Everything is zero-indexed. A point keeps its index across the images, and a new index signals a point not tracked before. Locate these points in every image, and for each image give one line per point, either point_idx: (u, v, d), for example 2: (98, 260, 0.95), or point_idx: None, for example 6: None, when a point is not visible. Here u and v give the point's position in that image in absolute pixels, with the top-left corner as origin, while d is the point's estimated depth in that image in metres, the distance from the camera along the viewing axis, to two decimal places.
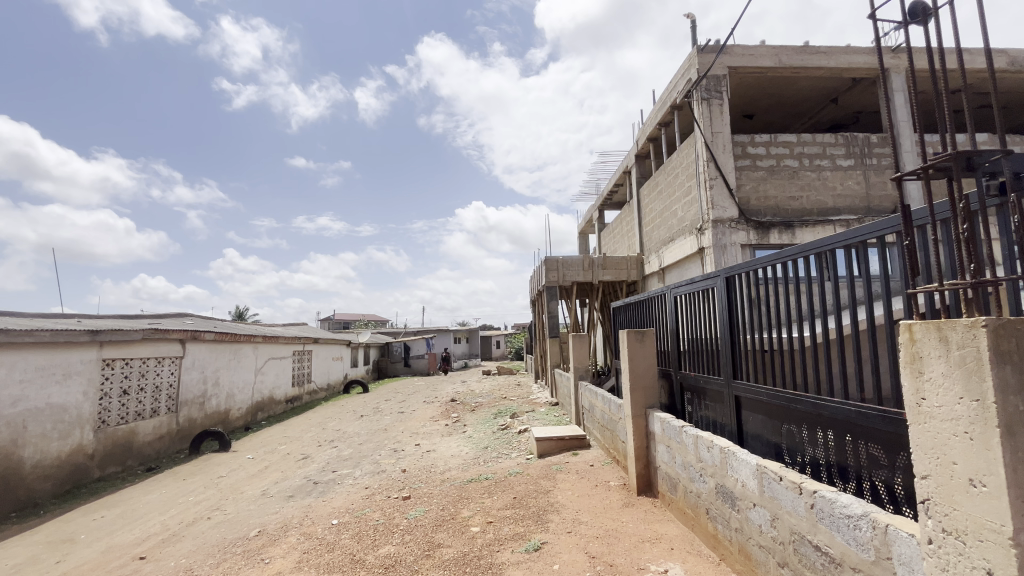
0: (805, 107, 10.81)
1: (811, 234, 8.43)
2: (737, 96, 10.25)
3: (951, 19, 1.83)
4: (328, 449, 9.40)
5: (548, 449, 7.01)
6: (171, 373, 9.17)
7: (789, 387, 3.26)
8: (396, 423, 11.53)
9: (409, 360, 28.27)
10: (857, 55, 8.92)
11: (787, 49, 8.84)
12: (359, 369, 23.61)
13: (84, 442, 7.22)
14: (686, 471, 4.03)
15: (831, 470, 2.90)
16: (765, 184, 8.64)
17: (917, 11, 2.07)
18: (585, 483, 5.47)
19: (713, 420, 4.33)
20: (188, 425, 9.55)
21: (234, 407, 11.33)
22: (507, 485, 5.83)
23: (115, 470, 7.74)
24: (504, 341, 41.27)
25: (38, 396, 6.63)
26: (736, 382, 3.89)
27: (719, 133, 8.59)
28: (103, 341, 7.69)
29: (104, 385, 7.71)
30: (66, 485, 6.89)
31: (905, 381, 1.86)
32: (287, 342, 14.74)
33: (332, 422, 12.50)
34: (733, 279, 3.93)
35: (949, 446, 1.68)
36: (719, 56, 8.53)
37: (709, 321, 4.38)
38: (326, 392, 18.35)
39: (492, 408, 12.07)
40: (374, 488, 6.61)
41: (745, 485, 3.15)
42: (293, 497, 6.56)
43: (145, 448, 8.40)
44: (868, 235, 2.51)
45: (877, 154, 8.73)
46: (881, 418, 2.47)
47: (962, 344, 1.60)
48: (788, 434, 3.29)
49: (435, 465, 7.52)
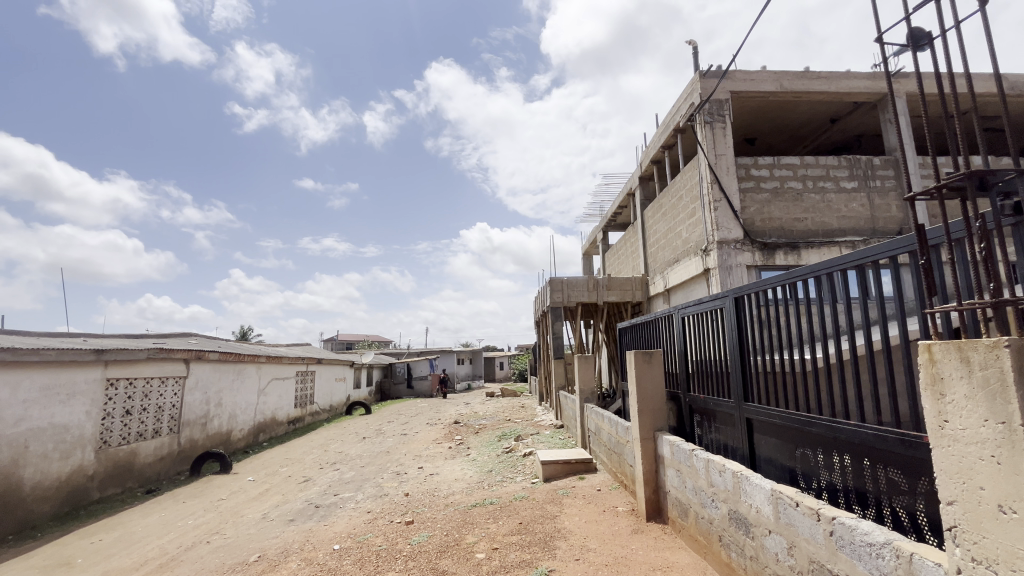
0: (806, 130, 10.93)
1: (817, 256, 8.42)
2: (739, 120, 10.39)
3: (957, 40, 1.86)
4: (330, 471, 9.28)
5: (554, 473, 6.86)
6: (174, 393, 9.13)
7: (803, 409, 3.20)
8: (398, 446, 11.40)
9: (412, 381, 28.16)
10: (857, 80, 9.04)
11: (788, 74, 8.99)
12: (362, 390, 23.46)
13: (84, 462, 7.16)
14: (697, 496, 3.93)
15: (849, 496, 2.83)
16: (770, 206, 8.67)
17: (917, 35, 2.13)
18: (593, 509, 5.34)
19: (724, 443, 4.24)
20: (190, 446, 9.46)
21: (236, 428, 11.23)
22: (512, 510, 5.71)
23: (115, 492, 7.64)
24: (506, 363, 41.00)
25: (41, 415, 6.60)
26: (747, 404, 3.82)
27: (723, 155, 8.67)
28: (108, 360, 7.69)
29: (108, 405, 7.69)
30: (65, 506, 6.80)
31: (926, 403, 1.83)
32: (290, 362, 14.69)
33: (334, 443, 12.36)
34: (743, 299, 3.88)
35: (975, 471, 1.63)
36: (720, 81, 8.68)
37: (718, 342, 4.32)
38: (328, 413, 18.19)
39: (496, 431, 11.93)
40: (376, 512, 6.49)
41: (759, 510, 3.06)
42: (293, 521, 6.44)
43: (146, 470, 8.30)
44: (880, 255, 2.47)
45: (880, 176, 8.77)
46: (899, 441, 2.41)
47: (984, 365, 1.58)
48: (803, 458, 3.21)
49: (438, 488, 7.39)
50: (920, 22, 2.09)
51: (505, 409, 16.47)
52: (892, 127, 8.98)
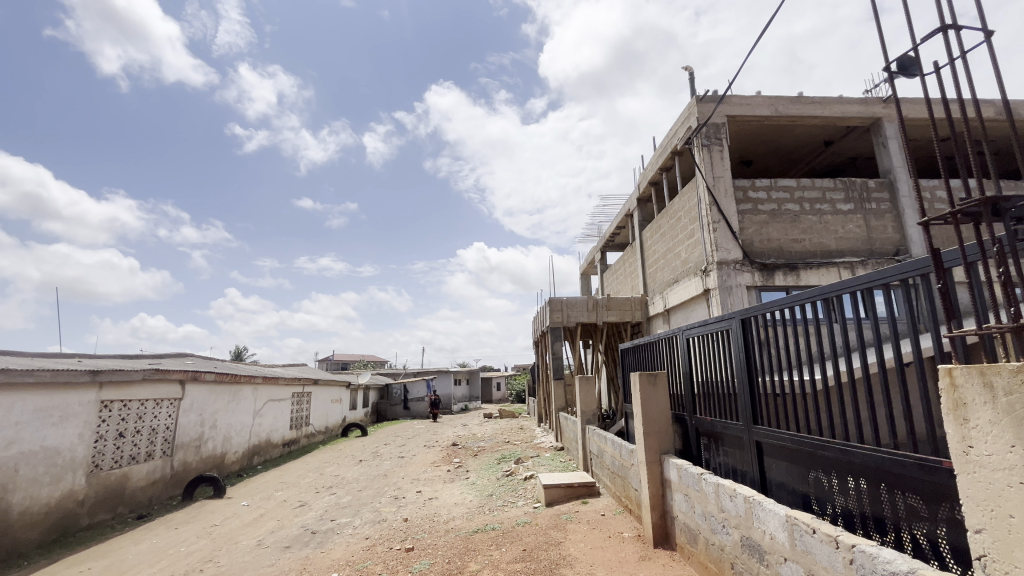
0: (801, 152, 11.11)
1: (815, 277, 8.48)
2: (735, 143, 10.56)
3: (960, 71, 1.96)
4: (327, 496, 9.07)
5: (555, 497, 6.73)
6: (168, 415, 8.96)
7: (814, 433, 3.15)
8: (396, 469, 11.18)
9: (408, 402, 27.83)
10: (851, 104, 9.23)
11: (782, 99, 9.18)
12: (358, 412, 23.11)
13: (75, 487, 6.98)
14: (707, 522, 3.85)
15: (866, 521, 2.78)
16: (767, 228, 8.75)
17: (905, 63, 2.24)
18: (598, 535, 5.23)
19: (733, 467, 4.19)
20: (182, 470, 9.24)
21: (230, 451, 11.00)
22: (516, 536, 5.58)
23: (105, 517, 7.42)
24: (504, 383, 40.74)
25: (33, 438, 6.46)
26: (757, 427, 3.77)
27: (721, 178, 8.78)
28: (103, 382, 7.58)
29: (100, 428, 7.53)
30: (53, 533, 6.60)
31: (948, 428, 1.81)
32: (286, 383, 14.51)
33: (330, 466, 12.12)
34: (750, 320, 3.87)
35: (1004, 498, 1.60)
36: (718, 105, 8.84)
37: (725, 364, 4.29)
38: (323, 435, 17.86)
39: (496, 453, 11.73)
40: (375, 538, 6.32)
41: (773, 537, 3.00)
42: (289, 549, 6.26)
43: (137, 494, 8.08)
44: (891, 277, 2.45)
45: (876, 199, 8.90)
46: (917, 466, 2.37)
47: (1010, 390, 1.57)
48: (816, 483, 3.17)
49: (438, 513, 7.23)
50: (906, 52, 2.20)
51: (503, 431, 16.27)
52: (885, 150, 9.16)
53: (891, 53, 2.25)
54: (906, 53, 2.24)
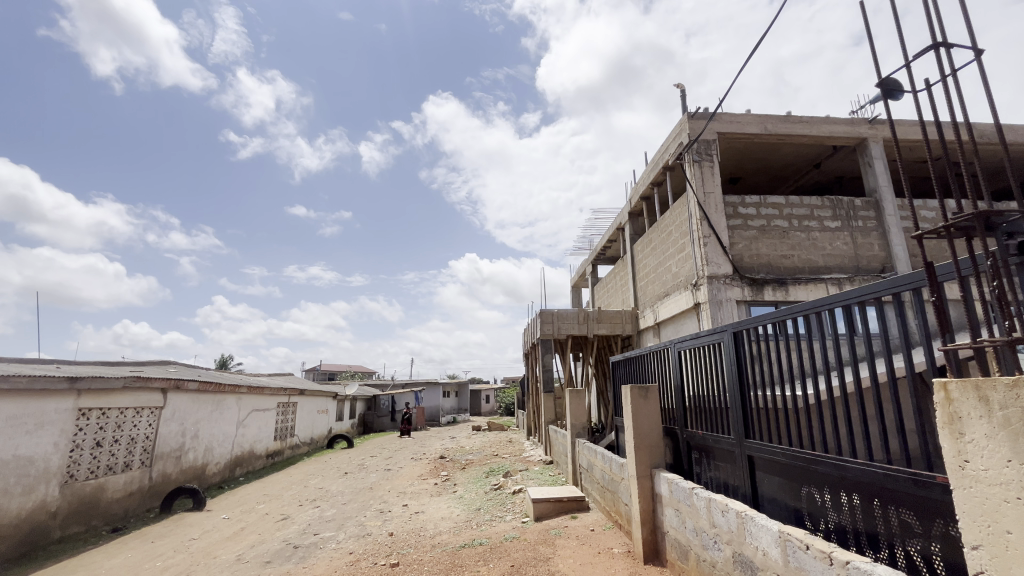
0: (791, 170, 11.31)
1: (803, 293, 8.57)
2: (725, 159, 10.72)
3: (951, 91, 1.99)
4: (310, 509, 8.86)
5: (544, 511, 6.62)
6: (148, 424, 8.70)
7: (806, 447, 3.13)
8: (383, 482, 10.93)
9: (396, 414, 27.53)
10: (838, 125, 9.42)
11: (772, 117, 9.33)
12: (343, 423, 22.71)
13: (47, 498, 6.75)
14: (698, 538, 3.81)
15: (859, 537, 2.76)
16: (756, 243, 8.84)
17: (890, 85, 2.27)
18: (587, 551, 5.13)
19: (724, 481, 4.16)
20: (161, 481, 8.98)
21: (212, 461, 10.75)
22: (503, 552, 5.46)
23: (78, 530, 7.16)
24: (493, 395, 40.53)
25: (5, 447, 6.25)
26: (748, 442, 3.75)
27: (711, 194, 8.86)
28: (82, 390, 7.38)
29: (77, 436, 7.31)
30: (23, 546, 6.34)
31: (944, 443, 1.80)
32: (271, 394, 14.25)
33: (314, 479, 11.82)
34: (742, 334, 3.86)
35: (1002, 513, 1.59)
36: (708, 122, 8.97)
37: (717, 377, 4.27)
38: (308, 446, 17.52)
39: (483, 467, 11.54)
40: (358, 553, 6.16)
41: (767, 553, 2.95)
42: (270, 563, 6.08)
43: (113, 506, 7.81)
44: (884, 291, 2.47)
45: (862, 217, 9.05)
46: (911, 481, 2.36)
47: (1005, 405, 1.56)
48: (808, 498, 3.15)
49: (424, 528, 7.09)
50: (893, 73, 2.23)
51: (492, 443, 16.18)
52: (870, 170, 9.34)
53: (877, 74, 2.29)
54: (890, 76, 2.28)
